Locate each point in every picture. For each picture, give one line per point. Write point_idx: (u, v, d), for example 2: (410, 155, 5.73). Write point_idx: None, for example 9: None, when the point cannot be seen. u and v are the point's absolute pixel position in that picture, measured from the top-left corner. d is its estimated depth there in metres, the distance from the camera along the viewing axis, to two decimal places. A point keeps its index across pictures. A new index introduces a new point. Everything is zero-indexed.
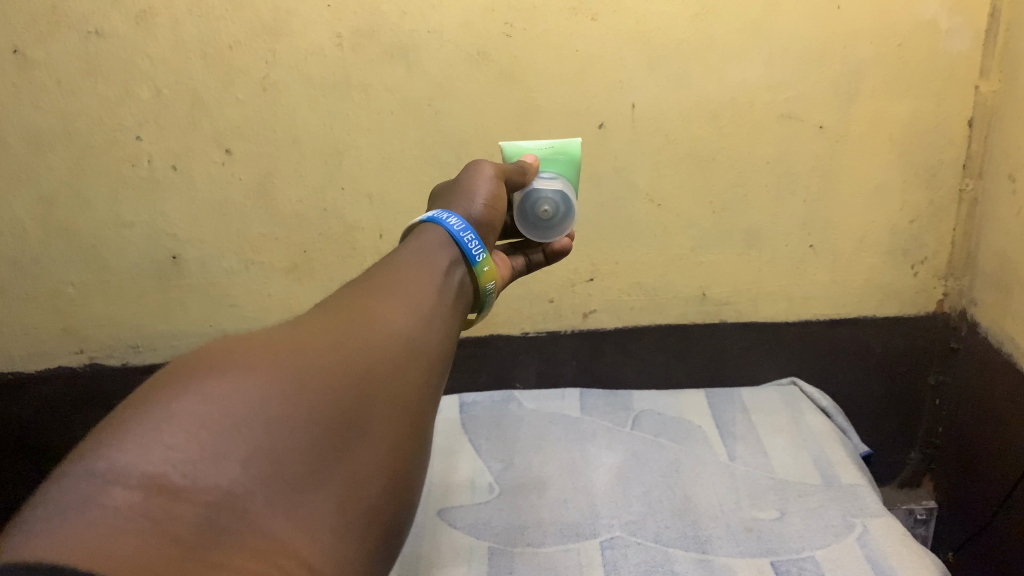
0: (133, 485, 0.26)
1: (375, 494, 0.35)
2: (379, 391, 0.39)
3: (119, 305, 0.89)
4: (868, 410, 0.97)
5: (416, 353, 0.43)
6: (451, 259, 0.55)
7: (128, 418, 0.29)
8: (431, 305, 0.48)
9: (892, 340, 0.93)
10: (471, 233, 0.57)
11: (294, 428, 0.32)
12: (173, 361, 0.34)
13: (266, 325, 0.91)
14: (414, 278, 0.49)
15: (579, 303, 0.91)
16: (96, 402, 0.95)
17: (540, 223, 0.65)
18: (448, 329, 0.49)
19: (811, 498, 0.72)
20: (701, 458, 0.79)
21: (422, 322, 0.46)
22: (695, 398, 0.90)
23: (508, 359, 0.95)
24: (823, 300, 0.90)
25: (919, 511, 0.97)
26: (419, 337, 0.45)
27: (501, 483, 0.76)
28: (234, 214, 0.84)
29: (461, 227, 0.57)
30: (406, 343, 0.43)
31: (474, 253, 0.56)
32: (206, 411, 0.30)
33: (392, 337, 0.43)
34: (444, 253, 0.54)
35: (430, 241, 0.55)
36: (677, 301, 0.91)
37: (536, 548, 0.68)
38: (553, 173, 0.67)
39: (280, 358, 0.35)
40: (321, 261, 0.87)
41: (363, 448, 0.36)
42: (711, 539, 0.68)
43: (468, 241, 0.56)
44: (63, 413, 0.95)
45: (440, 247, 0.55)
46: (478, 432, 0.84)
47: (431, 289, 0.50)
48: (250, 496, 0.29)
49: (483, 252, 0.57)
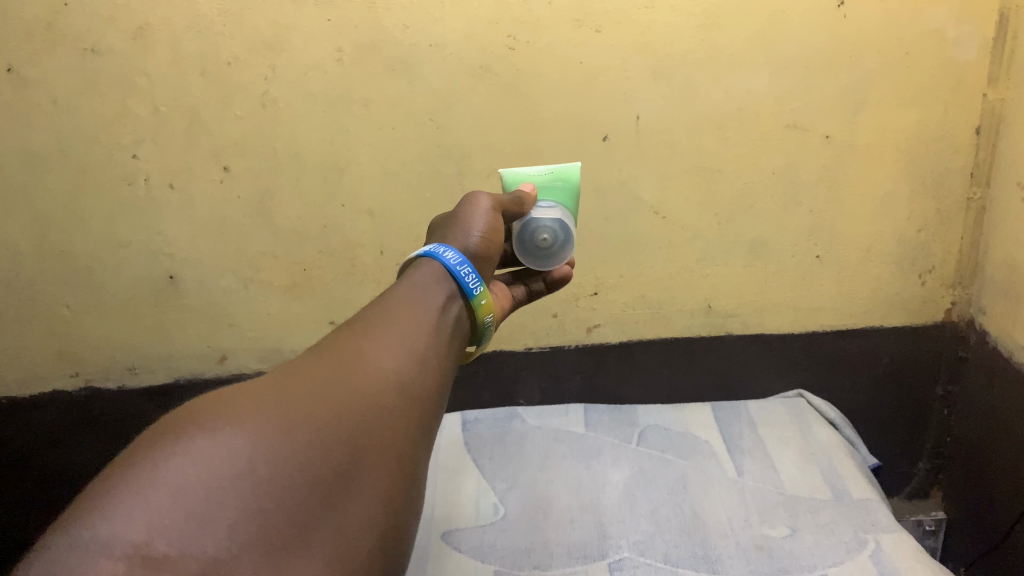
0: (116, 556, 0.26)
1: (366, 552, 0.33)
2: (373, 440, 0.37)
3: (115, 326, 0.88)
4: (875, 423, 0.96)
5: (410, 395, 0.42)
6: (448, 294, 0.53)
7: (112, 483, 0.29)
8: (425, 342, 0.46)
9: (898, 352, 0.91)
10: (469, 267, 0.55)
11: (282, 487, 0.31)
12: (164, 417, 0.33)
13: (264, 344, 0.89)
14: (409, 313, 0.48)
15: (583, 318, 0.89)
16: (92, 425, 0.93)
17: (539, 252, 0.63)
18: (444, 365, 0.47)
19: (822, 514, 0.71)
20: (708, 475, 0.77)
21: (417, 360, 0.44)
22: (700, 412, 0.88)
23: (511, 376, 0.93)
24: (830, 311, 0.89)
25: (927, 522, 0.95)
26: (414, 378, 0.43)
27: (506, 503, 0.75)
28: (233, 232, 0.83)
29: (459, 260, 0.55)
30: (400, 387, 0.41)
31: (472, 287, 0.55)
32: (193, 473, 0.29)
33: (385, 379, 0.41)
34: (440, 287, 0.53)
35: (426, 276, 0.53)
36: (683, 314, 0.89)
37: (543, 570, 0.67)
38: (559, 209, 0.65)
39: (269, 409, 0.34)
40: (320, 278, 0.86)
41: (355, 505, 0.34)
42: (721, 558, 0.67)
43: (465, 275, 0.54)
44: (59, 437, 0.94)
45: (436, 282, 0.53)
46: (482, 450, 0.83)
47: (426, 325, 0.48)
48: (236, 562, 0.28)
49: (481, 285, 0.55)
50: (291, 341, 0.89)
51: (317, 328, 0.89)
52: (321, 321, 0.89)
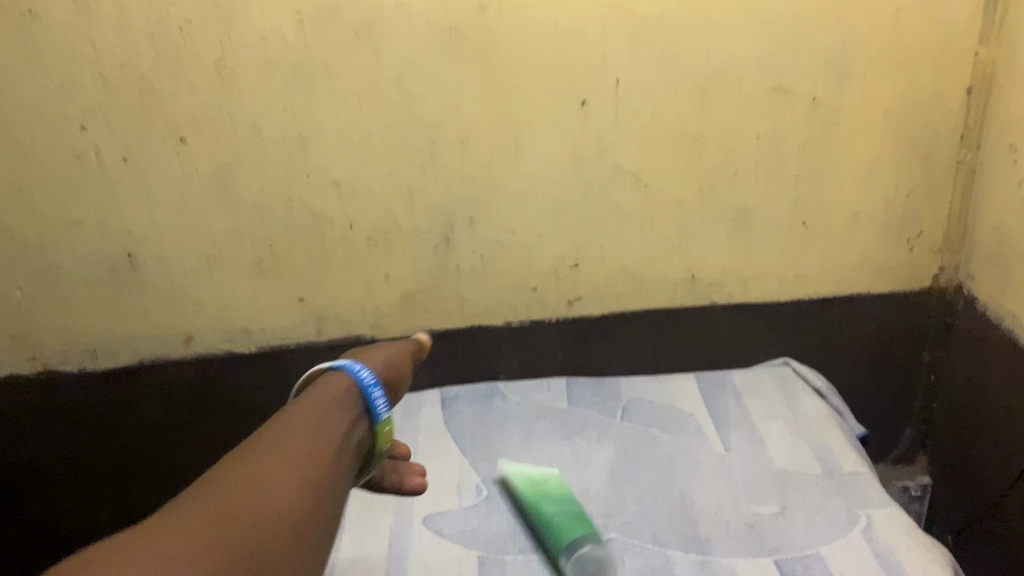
0: None
1: None
2: None
3: (72, 308, 0.83)
4: (861, 391, 0.94)
5: (304, 527, 0.40)
6: (356, 414, 0.52)
7: None
8: (326, 464, 0.45)
9: (884, 319, 0.90)
10: (380, 389, 0.55)
11: None
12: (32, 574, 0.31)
13: (231, 323, 0.85)
14: (314, 432, 0.47)
15: (563, 291, 0.86)
16: (54, 413, 0.88)
17: None
18: (344, 491, 0.46)
19: (812, 490, 0.70)
20: (696, 452, 0.75)
21: (315, 486, 0.43)
22: (686, 384, 0.86)
23: (491, 352, 0.90)
24: (815, 280, 0.87)
25: (914, 487, 0.92)
26: (310, 507, 0.41)
27: (489, 484, 0.73)
28: (193, 208, 0.78)
29: (370, 380, 0.55)
30: (294, 519, 0.40)
31: (380, 408, 0.54)
32: None
33: (279, 512, 0.39)
34: (348, 406, 0.52)
35: (336, 391, 0.53)
36: (666, 286, 0.87)
37: (528, 554, 0.64)
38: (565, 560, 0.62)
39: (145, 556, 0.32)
40: (288, 255, 0.82)
41: None
42: (710, 538, 0.65)
43: (374, 395, 0.54)
44: (18, 429, 0.88)
45: (345, 399, 0.52)
46: (463, 430, 0.81)
47: (329, 446, 0.46)
48: None
49: (388, 410, 0.55)
50: (260, 321, 0.86)
51: (287, 306, 0.85)
52: (290, 299, 0.85)
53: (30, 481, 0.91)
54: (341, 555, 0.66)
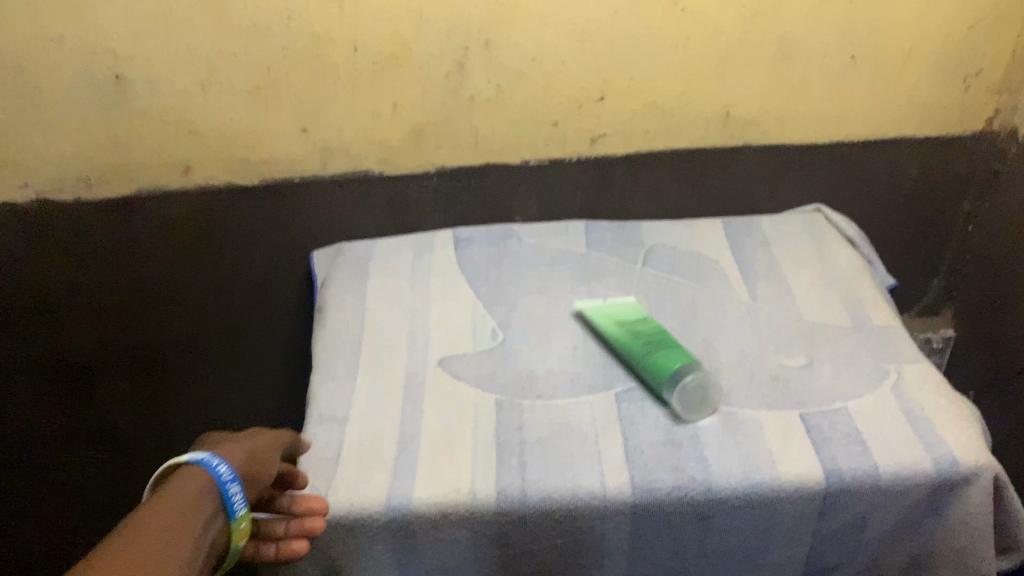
0: None
1: None
2: None
3: (59, 133, 0.76)
4: (893, 241, 0.91)
5: None
6: (208, 513, 0.46)
7: None
8: None
9: (927, 164, 0.84)
10: (240, 484, 0.49)
11: None
12: None
13: (231, 154, 0.80)
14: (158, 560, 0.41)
15: (586, 127, 0.80)
16: (62, 250, 0.82)
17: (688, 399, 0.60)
18: None
19: (842, 342, 0.67)
20: (720, 301, 0.73)
21: None
22: (710, 229, 0.82)
23: (507, 191, 0.85)
24: (858, 120, 0.81)
25: (936, 340, 0.94)
26: None
27: (505, 328, 0.71)
28: (182, 26, 0.71)
29: (231, 475, 0.49)
30: None
31: (236, 507, 0.48)
32: None
33: None
34: (203, 508, 0.46)
35: (187, 488, 0.47)
36: (698, 124, 0.81)
37: (547, 400, 0.63)
38: (673, 394, 0.61)
39: None
40: (288, 81, 0.75)
41: None
42: (734, 389, 0.63)
43: (233, 493, 0.48)
44: (25, 271, 0.83)
45: (197, 498, 0.46)
46: (477, 273, 0.78)
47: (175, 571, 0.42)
48: None
49: (246, 506, 0.49)
50: (262, 152, 0.80)
51: (290, 137, 0.80)
52: (293, 130, 0.79)
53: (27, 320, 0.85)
54: (354, 396, 0.64)
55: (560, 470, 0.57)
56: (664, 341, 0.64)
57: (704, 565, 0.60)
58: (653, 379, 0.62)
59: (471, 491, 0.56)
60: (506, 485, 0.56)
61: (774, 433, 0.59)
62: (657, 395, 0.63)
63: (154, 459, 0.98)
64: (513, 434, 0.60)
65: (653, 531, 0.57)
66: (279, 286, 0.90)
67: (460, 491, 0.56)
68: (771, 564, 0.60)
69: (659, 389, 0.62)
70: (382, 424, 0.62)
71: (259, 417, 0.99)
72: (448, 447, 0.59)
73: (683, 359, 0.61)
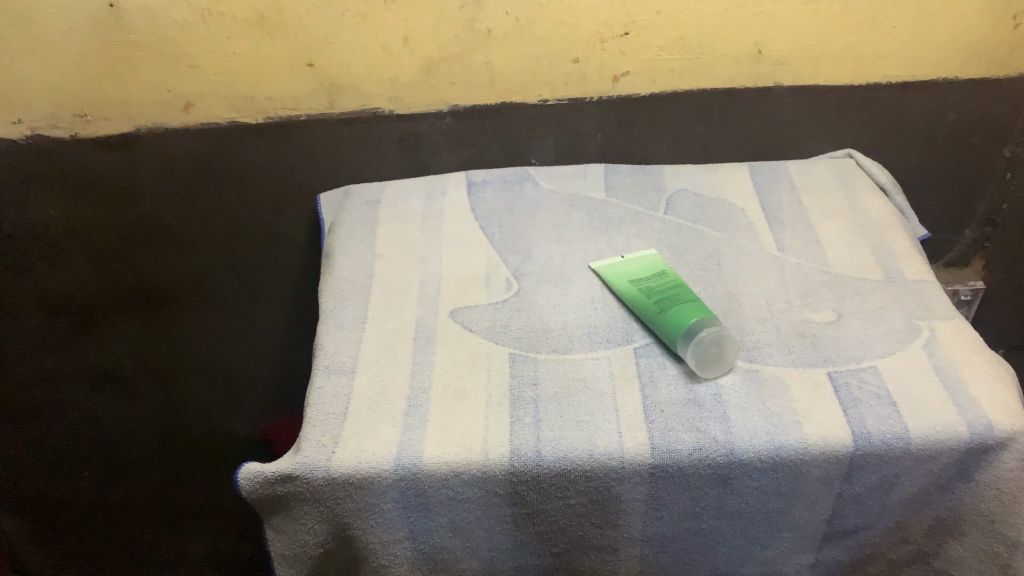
0: None
1: None
2: None
3: (53, 67, 0.72)
4: (926, 188, 0.87)
5: None
6: None
7: None
8: None
9: (967, 107, 0.80)
10: None
11: None
12: None
13: (234, 90, 0.76)
14: None
15: (608, 64, 0.76)
16: (66, 186, 0.78)
17: (706, 357, 0.58)
18: None
19: (873, 297, 0.64)
20: (745, 252, 0.69)
21: None
22: (736, 174, 0.78)
23: (523, 132, 0.81)
24: (897, 60, 0.76)
25: (964, 292, 0.94)
26: None
27: (520, 277, 0.68)
28: None
29: None
30: None
31: None
32: None
33: None
34: None
35: None
36: (727, 62, 0.76)
37: (563, 354, 0.61)
38: (687, 349, 0.58)
39: None
40: (293, 12, 0.71)
41: None
42: (758, 346, 0.61)
43: None
44: (26, 211, 0.78)
45: None
46: (491, 219, 0.74)
47: None
48: None
49: None
50: (266, 88, 0.77)
51: (295, 72, 0.76)
52: (299, 64, 0.75)
53: (26, 263, 0.81)
54: (362, 347, 0.62)
55: (577, 428, 0.55)
56: (681, 298, 0.62)
57: (724, 526, 0.58)
58: (666, 335, 0.60)
59: (483, 449, 0.54)
60: (520, 444, 0.54)
61: (800, 393, 0.57)
62: (672, 350, 0.60)
63: (159, 404, 0.95)
64: (528, 389, 0.58)
65: (671, 492, 0.55)
66: (281, 228, 0.87)
67: (471, 449, 0.54)
68: (792, 525, 0.59)
69: (672, 345, 0.60)
70: (392, 377, 0.60)
71: (268, 359, 0.97)
72: (460, 402, 0.57)
73: (700, 316, 0.59)
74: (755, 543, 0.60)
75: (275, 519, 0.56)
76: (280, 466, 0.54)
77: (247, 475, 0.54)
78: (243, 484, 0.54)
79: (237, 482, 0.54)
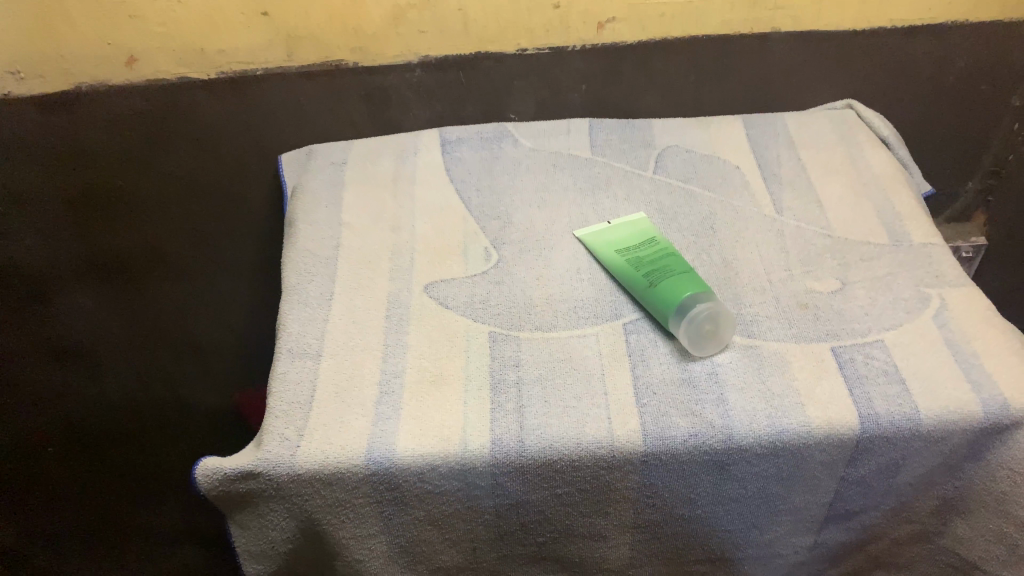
0: None
1: None
2: None
3: None
4: (928, 140, 0.82)
5: None
6: None
7: None
8: None
9: (977, 54, 0.75)
10: None
11: None
12: None
13: (181, 42, 0.70)
14: None
15: (593, 10, 0.70)
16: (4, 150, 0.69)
17: (701, 336, 0.53)
18: None
19: (879, 264, 0.60)
20: (741, 214, 0.65)
21: None
22: (729, 128, 0.73)
23: (502, 85, 0.76)
24: (903, 2, 0.71)
25: (965, 248, 0.90)
26: None
27: (499, 247, 0.63)
28: None
29: None
30: None
31: None
32: None
33: None
34: None
35: None
36: (721, 6, 0.70)
37: (547, 333, 0.56)
38: (680, 327, 0.54)
39: None
40: None
41: None
42: (756, 319, 0.56)
43: None
44: None
45: None
46: (468, 181, 0.69)
47: None
48: None
49: None
50: (218, 40, 0.70)
51: (250, 22, 0.69)
52: (254, 12, 0.69)
53: None
54: (329, 327, 0.57)
55: (563, 415, 0.51)
56: (673, 270, 0.57)
57: (719, 511, 0.54)
58: (659, 310, 0.55)
59: (462, 442, 0.49)
60: (502, 435, 0.50)
61: (802, 371, 0.53)
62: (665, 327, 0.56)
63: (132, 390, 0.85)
64: (510, 371, 0.54)
65: (665, 479, 0.51)
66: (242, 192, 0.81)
67: (449, 441, 0.49)
68: (792, 508, 0.55)
69: (665, 322, 0.55)
70: (363, 360, 0.55)
71: (239, 333, 0.90)
72: (436, 387, 0.53)
73: (694, 290, 0.54)
74: (752, 526, 0.56)
75: (237, 516, 0.52)
76: (240, 463, 0.49)
77: (204, 472, 0.49)
78: (201, 482, 0.49)
79: (195, 478, 0.49)
